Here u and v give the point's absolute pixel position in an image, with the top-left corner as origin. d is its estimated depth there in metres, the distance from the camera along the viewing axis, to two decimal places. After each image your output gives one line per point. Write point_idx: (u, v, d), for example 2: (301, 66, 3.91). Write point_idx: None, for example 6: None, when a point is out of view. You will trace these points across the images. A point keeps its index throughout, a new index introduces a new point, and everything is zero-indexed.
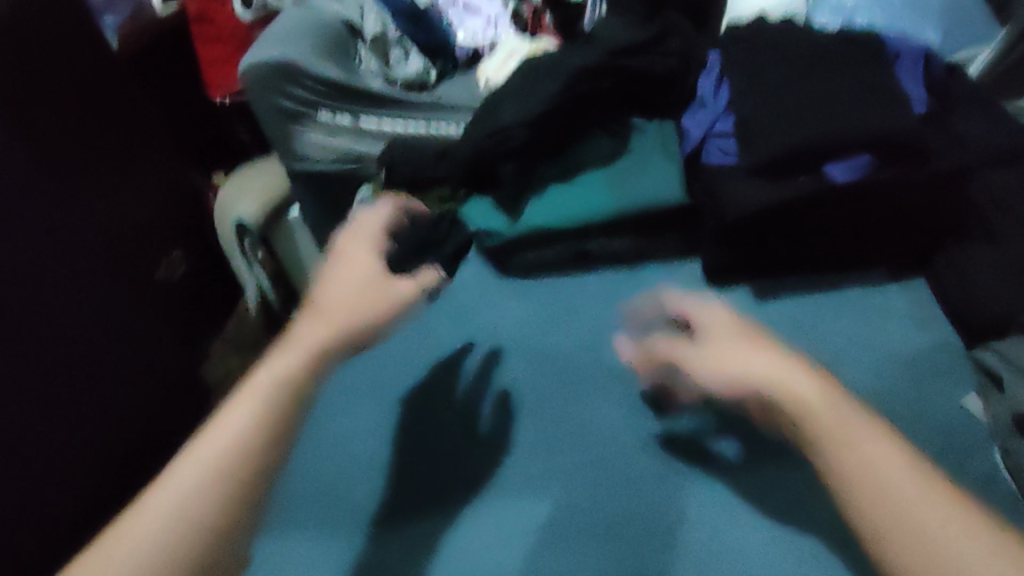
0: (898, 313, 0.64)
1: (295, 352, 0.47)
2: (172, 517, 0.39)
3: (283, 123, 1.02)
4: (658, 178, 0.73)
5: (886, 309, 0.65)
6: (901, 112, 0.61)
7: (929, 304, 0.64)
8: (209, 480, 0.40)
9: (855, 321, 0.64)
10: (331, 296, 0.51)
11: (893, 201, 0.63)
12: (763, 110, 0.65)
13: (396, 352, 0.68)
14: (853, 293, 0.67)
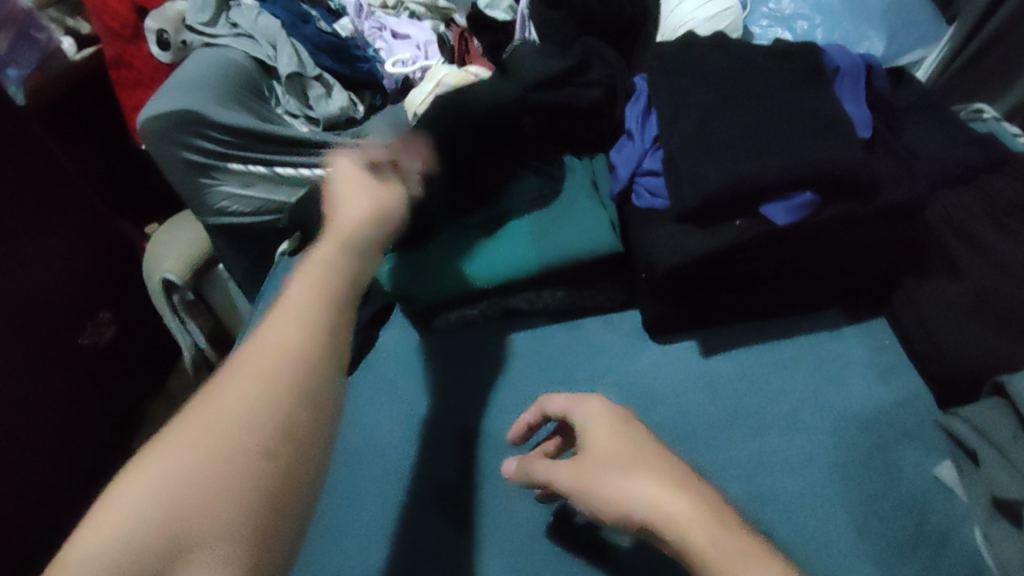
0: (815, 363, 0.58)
1: (296, 316, 0.41)
2: (184, 495, 0.33)
3: (190, 176, 0.93)
4: (589, 225, 0.65)
5: (817, 356, 0.58)
6: (840, 143, 0.54)
7: (854, 337, 0.60)
8: (238, 477, 0.34)
9: (786, 380, 0.57)
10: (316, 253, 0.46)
11: (842, 241, 0.56)
12: (691, 148, 0.57)
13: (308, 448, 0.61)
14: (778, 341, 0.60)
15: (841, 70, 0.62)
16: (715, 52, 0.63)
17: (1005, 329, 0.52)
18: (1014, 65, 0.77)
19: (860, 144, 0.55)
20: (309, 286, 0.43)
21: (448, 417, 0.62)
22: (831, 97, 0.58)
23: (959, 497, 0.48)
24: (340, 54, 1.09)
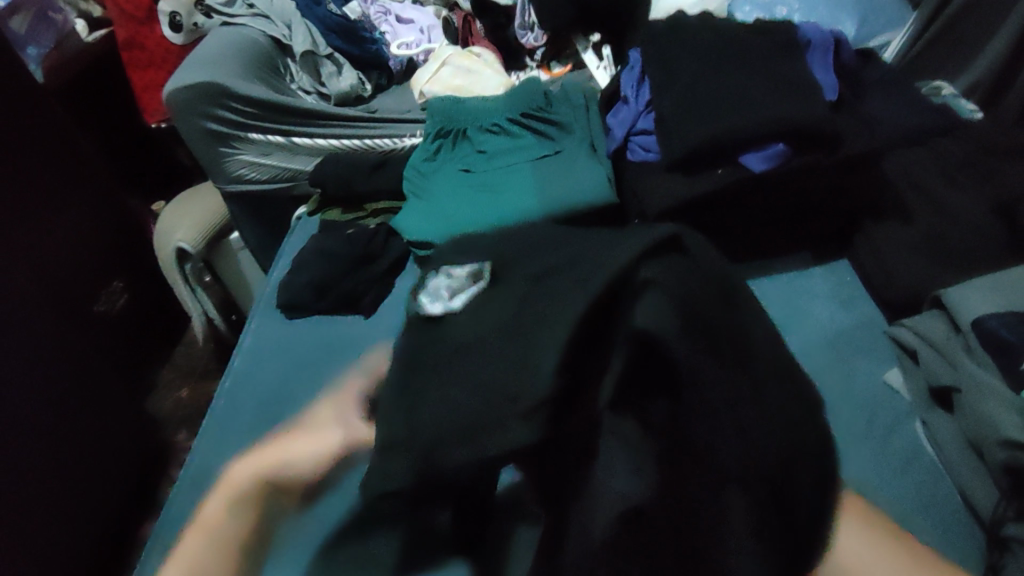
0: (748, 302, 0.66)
1: None
2: None
3: (211, 145, 0.99)
4: (587, 179, 0.74)
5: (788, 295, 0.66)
6: (810, 101, 0.62)
7: (821, 277, 0.68)
8: None
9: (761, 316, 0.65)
10: None
11: (809, 186, 0.64)
12: (680, 107, 0.65)
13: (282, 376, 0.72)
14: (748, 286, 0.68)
15: (812, 43, 0.70)
16: (702, 26, 0.71)
17: (949, 261, 0.60)
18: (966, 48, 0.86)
19: (826, 104, 0.63)
20: None
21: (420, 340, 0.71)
22: (802, 65, 0.66)
23: (904, 398, 0.56)
24: (350, 35, 1.15)
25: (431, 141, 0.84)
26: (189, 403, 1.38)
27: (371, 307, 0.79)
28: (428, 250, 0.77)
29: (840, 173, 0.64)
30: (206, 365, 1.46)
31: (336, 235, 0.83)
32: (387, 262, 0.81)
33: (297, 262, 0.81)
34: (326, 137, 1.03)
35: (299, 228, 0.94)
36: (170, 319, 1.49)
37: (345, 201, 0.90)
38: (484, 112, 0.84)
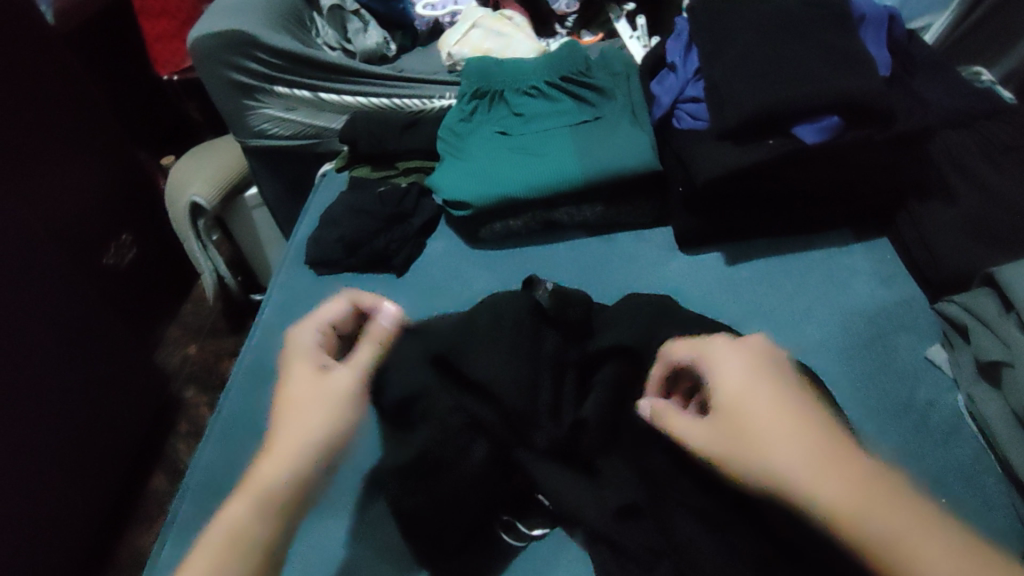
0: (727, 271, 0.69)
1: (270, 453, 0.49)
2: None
3: (236, 97, 0.97)
4: (628, 143, 0.72)
5: (794, 267, 0.69)
6: (864, 75, 0.62)
7: (858, 253, 0.69)
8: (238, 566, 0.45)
9: (766, 287, 0.67)
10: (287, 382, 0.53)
11: (856, 161, 0.64)
12: (732, 75, 0.64)
13: None
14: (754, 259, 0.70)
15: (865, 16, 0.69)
16: None
17: (994, 242, 0.60)
18: (1009, 34, 0.85)
19: (881, 79, 0.62)
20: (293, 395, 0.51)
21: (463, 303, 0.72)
22: (857, 38, 0.65)
23: (945, 374, 0.57)
24: None
25: (467, 100, 0.82)
26: (197, 359, 1.38)
27: (404, 266, 0.78)
28: (465, 211, 0.76)
29: (889, 149, 0.64)
30: (213, 323, 1.45)
31: (367, 193, 0.82)
32: (420, 221, 0.80)
33: (327, 217, 0.80)
34: (353, 95, 1.01)
35: (327, 184, 0.92)
36: (178, 273, 1.47)
37: (374, 160, 0.89)
38: (522, 73, 0.82)
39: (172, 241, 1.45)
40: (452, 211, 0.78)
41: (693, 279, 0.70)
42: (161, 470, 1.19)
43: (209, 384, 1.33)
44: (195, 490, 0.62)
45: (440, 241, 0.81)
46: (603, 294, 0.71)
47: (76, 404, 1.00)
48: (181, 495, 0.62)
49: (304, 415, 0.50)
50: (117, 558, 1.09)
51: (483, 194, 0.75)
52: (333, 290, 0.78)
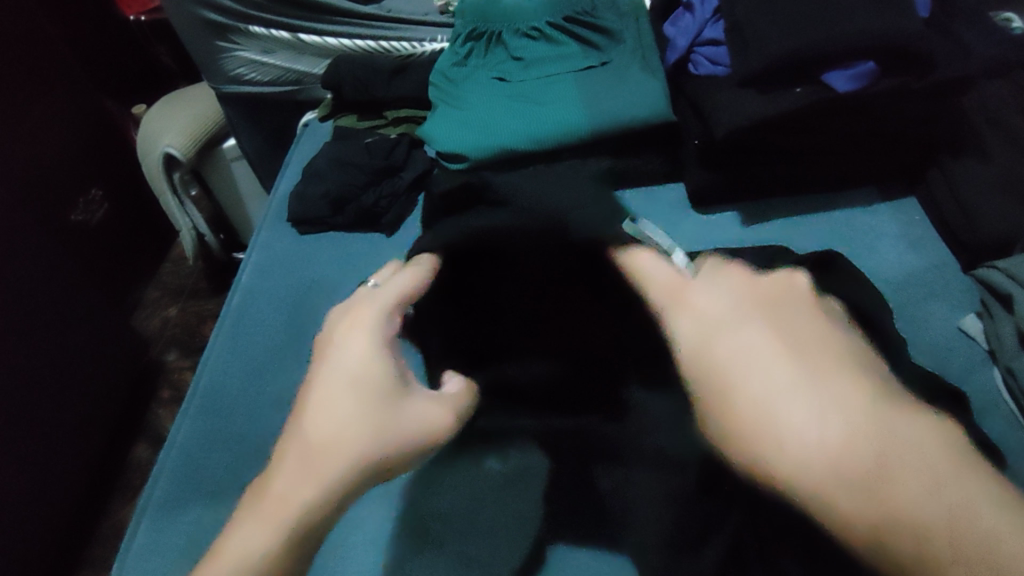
0: (743, 233, 0.64)
1: (272, 504, 0.37)
2: None
3: (207, 39, 0.89)
4: (634, 90, 0.66)
5: (823, 221, 0.64)
6: (903, 12, 0.56)
7: (881, 209, 0.64)
8: None
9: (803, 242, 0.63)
10: (337, 402, 0.40)
11: (888, 109, 0.59)
12: (757, 14, 0.59)
13: (298, 292, 0.69)
14: (777, 219, 0.65)
15: None
16: None
17: None
18: None
19: (921, 19, 0.57)
20: (355, 406, 0.40)
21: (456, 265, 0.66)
22: None
23: (980, 345, 0.53)
24: None
25: (462, 43, 0.76)
26: (179, 321, 1.33)
27: (394, 225, 0.72)
28: (462, 163, 0.70)
29: (926, 99, 0.59)
30: (195, 283, 1.39)
31: (355, 145, 0.75)
32: (411, 175, 0.74)
33: (312, 170, 0.74)
34: (336, 37, 0.93)
35: (309, 138, 0.86)
36: (154, 231, 1.40)
37: (361, 108, 0.83)
38: (523, 12, 0.75)
39: (148, 197, 1.37)
40: (446, 163, 0.72)
41: (711, 239, 0.65)
42: (144, 438, 1.14)
43: (192, 347, 1.28)
44: (174, 472, 0.57)
45: None
46: None
47: (48, 372, 0.95)
48: (156, 473, 0.58)
49: (344, 409, 0.40)
50: (99, 527, 1.05)
51: (480, 146, 0.69)
52: (316, 250, 0.72)
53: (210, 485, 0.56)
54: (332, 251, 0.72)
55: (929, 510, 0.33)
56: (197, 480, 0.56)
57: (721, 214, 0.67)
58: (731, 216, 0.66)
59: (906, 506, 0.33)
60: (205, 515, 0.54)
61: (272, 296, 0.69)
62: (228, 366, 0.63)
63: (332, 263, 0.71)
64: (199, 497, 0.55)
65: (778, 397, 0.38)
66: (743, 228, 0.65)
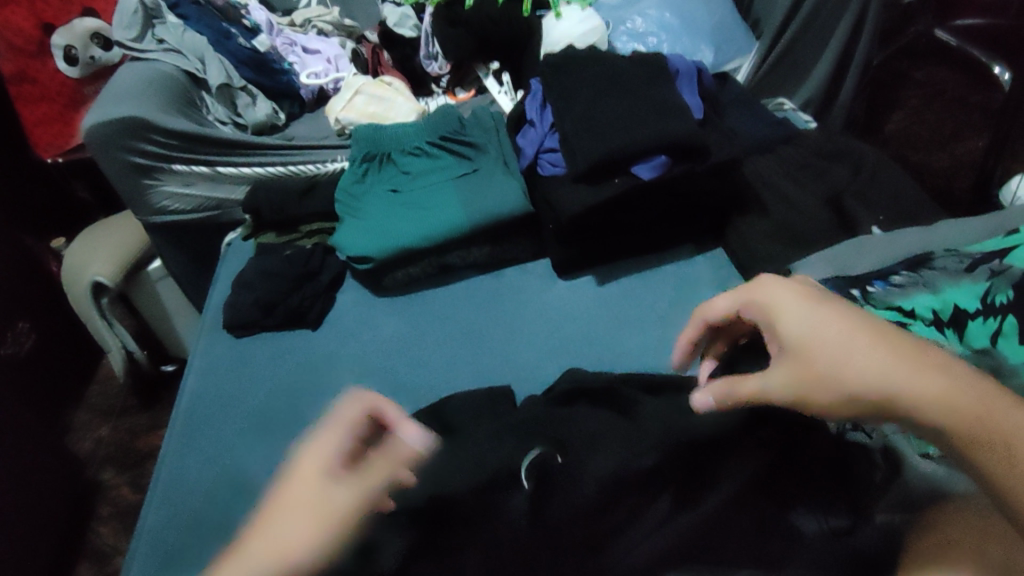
0: (589, 286, 0.82)
1: None
2: None
3: (134, 179, 1.02)
4: (565, 297, 0.82)
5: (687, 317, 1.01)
6: (680, 121, 0.77)
7: (696, 254, 0.84)
8: None
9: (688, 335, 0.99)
10: (278, 523, 0.41)
11: (685, 187, 0.78)
12: (579, 128, 0.78)
13: (259, 385, 0.79)
14: (627, 275, 0.83)
15: (678, 71, 0.87)
16: (587, 65, 0.85)
17: (799, 242, 0.76)
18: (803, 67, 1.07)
19: (693, 121, 0.78)
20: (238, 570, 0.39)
21: (373, 348, 0.81)
22: (670, 88, 0.82)
23: None
24: (261, 66, 1.22)
25: (358, 164, 0.92)
26: (113, 440, 1.35)
27: (317, 320, 0.85)
28: (369, 264, 0.85)
29: (712, 177, 0.78)
30: (125, 401, 1.43)
31: (276, 258, 0.89)
32: (328, 277, 0.88)
33: (241, 282, 0.87)
34: (250, 166, 1.09)
35: (232, 254, 0.98)
36: (80, 349, 1.45)
37: (279, 228, 0.96)
38: (406, 137, 0.92)
39: (72, 322, 1.43)
40: (354, 264, 0.86)
41: (654, 359, 0.73)
42: (86, 562, 1.17)
43: (128, 461, 1.31)
44: (149, 544, 0.66)
45: (348, 294, 0.89)
46: (510, 305, 0.82)
47: None
48: (131, 555, 0.66)
49: (299, 524, 0.40)
50: None
51: (382, 247, 0.84)
52: (249, 350, 0.83)
53: (170, 557, 0.64)
54: (272, 351, 0.83)
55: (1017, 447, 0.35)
56: (159, 554, 0.65)
57: (581, 278, 0.84)
58: (588, 279, 0.83)
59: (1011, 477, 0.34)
60: None
61: (216, 396, 0.78)
62: (185, 460, 0.72)
63: (278, 357, 0.82)
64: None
65: (905, 379, 0.38)
66: (594, 282, 0.83)
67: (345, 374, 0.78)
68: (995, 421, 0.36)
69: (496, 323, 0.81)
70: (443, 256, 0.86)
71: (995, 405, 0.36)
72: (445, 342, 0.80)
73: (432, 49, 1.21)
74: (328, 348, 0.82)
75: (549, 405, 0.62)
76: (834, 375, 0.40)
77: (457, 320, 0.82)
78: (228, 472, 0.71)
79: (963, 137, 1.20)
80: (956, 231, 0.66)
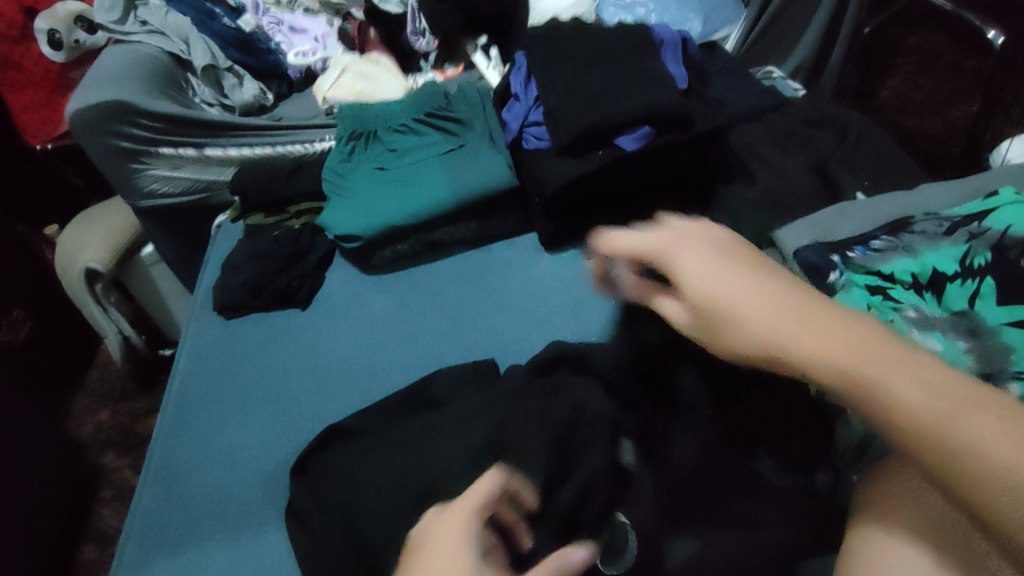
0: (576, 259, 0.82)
1: None
2: None
3: (121, 163, 1.01)
4: (552, 271, 0.82)
5: None
6: (665, 90, 0.76)
7: None
8: None
9: None
10: None
11: (670, 158, 0.78)
12: (563, 101, 0.78)
13: (249, 365, 0.80)
14: None
15: (663, 40, 0.86)
16: (571, 37, 0.84)
17: (785, 211, 0.76)
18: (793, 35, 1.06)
19: (678, 91, 0.77)
20: None
21: (362, 326, 0.81)
22: (655, 58, 0.81)
23: None
24: (246, 46, 1.21)
25: (345, 143, 0.91)
26: (113, 424, 1.37)
27: (307, 300, 0.85)
28: (357, 242, 0.85)
29: (698, 148, 0.78)
30: (123, 385, 1.44)
31: (264, 239, 0.89)
32: (316, 257, 0.88)
33: (230, 264, 0.87)
34: (238, 148, 1.09)
35: (221, 236, 0.98)
36: (76, 336, 1.46)
37: (267, 208, 0.96)
38: (391, 113, 0.92)
39: (67, 308, 1.43)
40: (342, 243, 0.86)
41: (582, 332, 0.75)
42: (91, 543, 1.19)
43: (129, 445, 1.33)
44: (145, 523, 0.66)
45: (337, 273, 0.89)
46: (498, 280, 0.82)
47: None
48: (126, 534, 0.66)
49: None
50: None
51: (369, 225, 0.84)
52: (240, 331, 0.84)
53: (166, 534, 0.65)
54: (262, 331, 0.83)
55: (954, 410, 0.33)
56: (154, 532, 0.65)
57: (568, 252, 0.84)
58: (575, 252, 0.83)
59: (945, 436, 0.32)
60: (183, 557, 0.63)
61: (208, 377, 0.79)
62: (178, 440, 0.73)
63: (269, 337, 0.82)
64: (195, 544, 0.64)
65: (874, 369, 0.35)
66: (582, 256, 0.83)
67: (335, 353, 0.79)
68: (930, 390, 0.34)
69: (483, 298, 0.81)
70: (431, 233, 0.86)
71: (911, 367, 0.35)
72: (434, 317, 0.80)
73: (418, 24, 1.20)
74: (318, 327, 0.82)
75: (534, 376, 0.63)
76: (752, 337, 0.38)
77: (446, 296, 0.82)
78: (222, 451, 0.71)
79: (956, 102, 1.20)
80: (937, 194, 0.65)
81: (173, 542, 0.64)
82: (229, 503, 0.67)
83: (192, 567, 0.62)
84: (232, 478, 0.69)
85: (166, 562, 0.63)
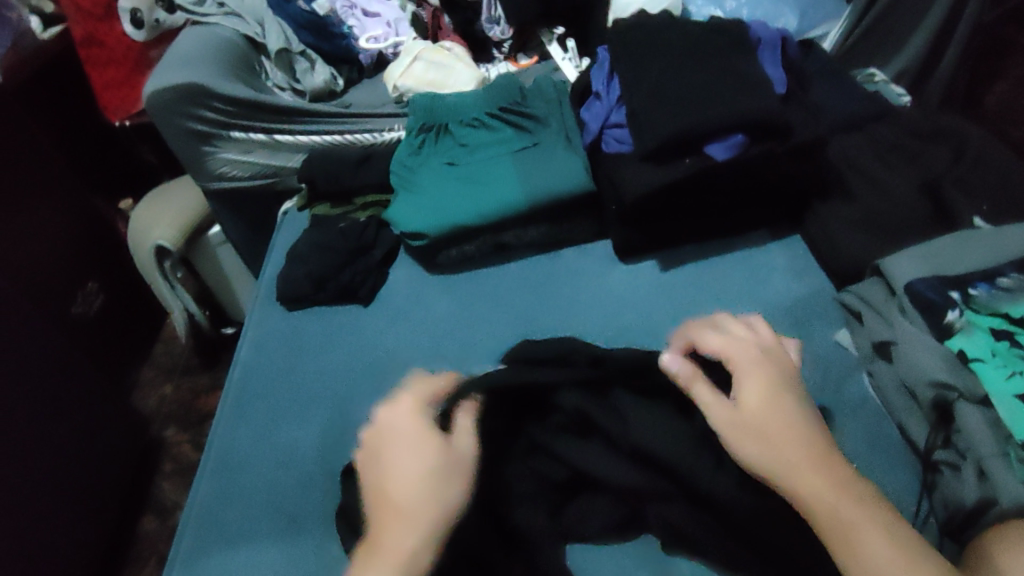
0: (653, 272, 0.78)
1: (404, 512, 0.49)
2: None
3: (193, 145, 1.02)
4: (626, 282, 0.77)
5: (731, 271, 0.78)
6: (763, 96, 0.71)
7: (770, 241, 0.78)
8: None
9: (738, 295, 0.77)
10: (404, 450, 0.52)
11: (762, 169, 0.72)
12: (649, 102, 0.73)
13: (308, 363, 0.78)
14: (693, 262, 0.78)
15: (762, 40, 0.80)
16: (661, 32, 0.79)
17: (887, 234, 0.70)
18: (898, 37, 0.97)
19: (776, 97, 0.72)
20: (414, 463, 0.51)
21: (426, 327, 0.79)
22: (752, 59, 0.75)
23: (851, 354, 0.65)
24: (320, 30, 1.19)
25: (415, 135, 0.89)
26: (175, 398, 1.40)
27: (369, 296, 0.83)
28: (424, 240, 0.83)
29: (792, 160, 0.72)
30: (187, 360, 1.47)
31: (330, 231, 0.88)
32: (381, 252, 0.86)
33: (295, 255, 0.86)
34: (306, 134, 1.07)
35: (287, 224, 0.97)
36: (145, 309, 1.50)
37: (334, 199, 0.95)
38: (464, 107, 0.88)
39: (137, 282, 1.47)
40: (408, 240, 0.84)
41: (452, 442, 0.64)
42: (151, 513, 1.22)
43: (190, 420, 1.36)
44: (202, 515, 0.66)
45: (402, 270, 0.87)
46: (569, 290, 0.78)
47: (55, 455, 1.04)
48: (183, 524, 0.66)
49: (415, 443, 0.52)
50: None
51: (437, 224, 0.81)
52: (303, 324, 0.83)
53: (222, 529, 0.64)
54: (325, 326, 0.82)
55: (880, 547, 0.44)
56: (212, 525, 0.65)
57: (644, 263, 0.79)
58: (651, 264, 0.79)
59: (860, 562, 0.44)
60: (238, 554, 0.63)
61: (268, 370, 0.78)
62: (237, 432, 0.72)
63: (331, 332, 0.81)
64: (249, 541, 0.63)
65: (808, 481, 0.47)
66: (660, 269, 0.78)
67: (396, 355, 0.77)
68: (861, 517, 0.46)
69: (552, 308, 0.77)
70: (502, 234, 0.83)
71: (848, 488, 0.47)
72: (499, 325, 0.77)
73: (494, 12, 1.15)
74: (379, 327, 0.80)
75: (601, 401, 0.59)
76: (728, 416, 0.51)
77: (514, 303, 0.79)
78: (281, 448, 0.70)
79: None
80: None
81: (229, 539, 0.64)
82: (285, 503, 0.65)
83: (244, 566, 0.61)
84: (288, 476, 0.67)
85: (221, 559, 0.62)
